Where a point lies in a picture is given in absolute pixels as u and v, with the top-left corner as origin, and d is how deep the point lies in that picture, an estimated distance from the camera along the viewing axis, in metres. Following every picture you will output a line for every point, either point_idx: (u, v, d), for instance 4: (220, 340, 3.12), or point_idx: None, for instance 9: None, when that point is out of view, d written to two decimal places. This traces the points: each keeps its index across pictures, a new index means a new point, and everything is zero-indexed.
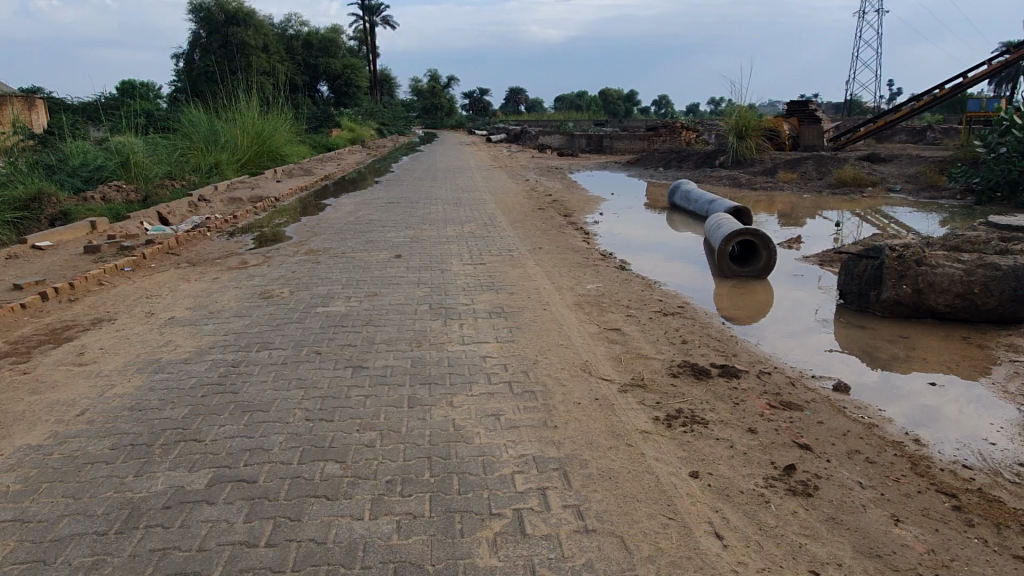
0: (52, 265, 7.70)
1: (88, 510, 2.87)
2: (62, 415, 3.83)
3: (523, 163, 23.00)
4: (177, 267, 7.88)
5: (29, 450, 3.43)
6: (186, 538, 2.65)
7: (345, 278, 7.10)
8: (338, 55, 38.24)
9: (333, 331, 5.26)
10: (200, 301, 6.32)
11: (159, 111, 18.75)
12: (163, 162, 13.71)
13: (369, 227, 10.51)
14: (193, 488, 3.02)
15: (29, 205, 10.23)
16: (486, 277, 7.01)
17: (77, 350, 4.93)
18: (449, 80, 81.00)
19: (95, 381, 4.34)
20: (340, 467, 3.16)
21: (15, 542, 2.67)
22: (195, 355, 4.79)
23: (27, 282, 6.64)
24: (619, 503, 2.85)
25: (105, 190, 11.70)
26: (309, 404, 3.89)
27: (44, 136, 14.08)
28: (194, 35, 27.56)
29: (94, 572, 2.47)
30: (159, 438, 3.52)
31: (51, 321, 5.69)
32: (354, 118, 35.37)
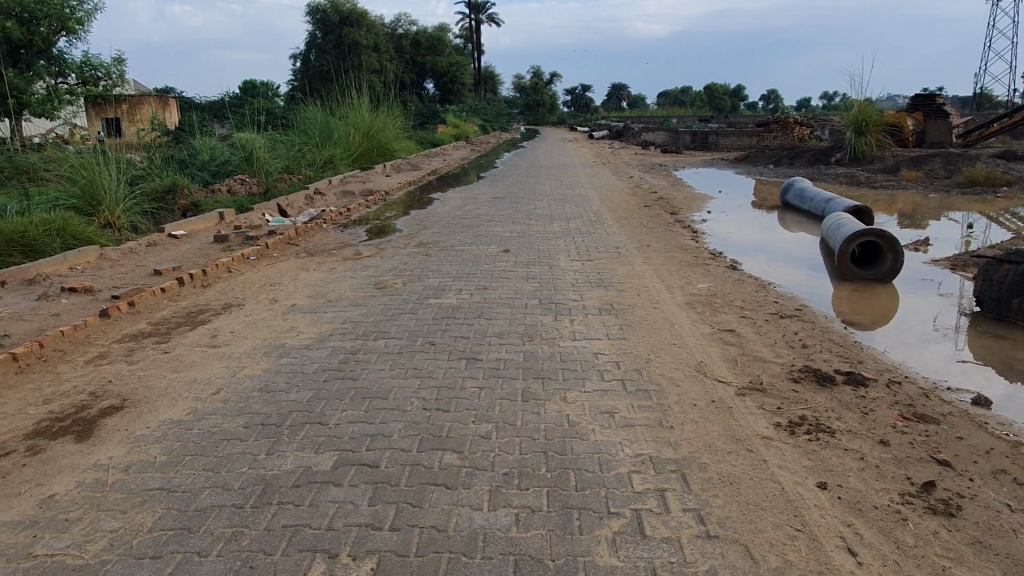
0: (185, 253, 8.24)
1: (226, 483, 3.06)
2: (200, 393, 4.10)
3: (627, 160, 22.68)
4: (297, 257, 8.27)
5: (172, 424, 3.69)
6: (315, 517, 2.77)
7: (454, 270, 7.22)
8: (443, 53, 39.00)
9: (445, 323, 5.36)
10: (318, 290, 6.59)
11: (279, 108, 19.77)
12: (283, 157, 14.46)
13: (475, 222, 10.66)
14: (320, 469, 3.15)
15: (165, 197, 11.07)
16: (594, 274, 6.97)
17: (211, 333, 5.26)
18: (552, 76, 80.68)
19: (228, 362, 4.62)
20: (458, 457, 3.22)
21: (163, 509, 2.87)
22: (316, 342, 5.01)
23: (165, 268, 7.12)
24: (742, 510, 2.77)
25: (231, 184, 12.44)
26: (426, 394, 3.99)
27: (178, 133, 15.11)
28: (311, 35, 28.77)
29: (234, 542, 2.62)
30: (287, 419, 3.70)
31: (187, 304, 6.10)
32: (459, 115, 36.03)
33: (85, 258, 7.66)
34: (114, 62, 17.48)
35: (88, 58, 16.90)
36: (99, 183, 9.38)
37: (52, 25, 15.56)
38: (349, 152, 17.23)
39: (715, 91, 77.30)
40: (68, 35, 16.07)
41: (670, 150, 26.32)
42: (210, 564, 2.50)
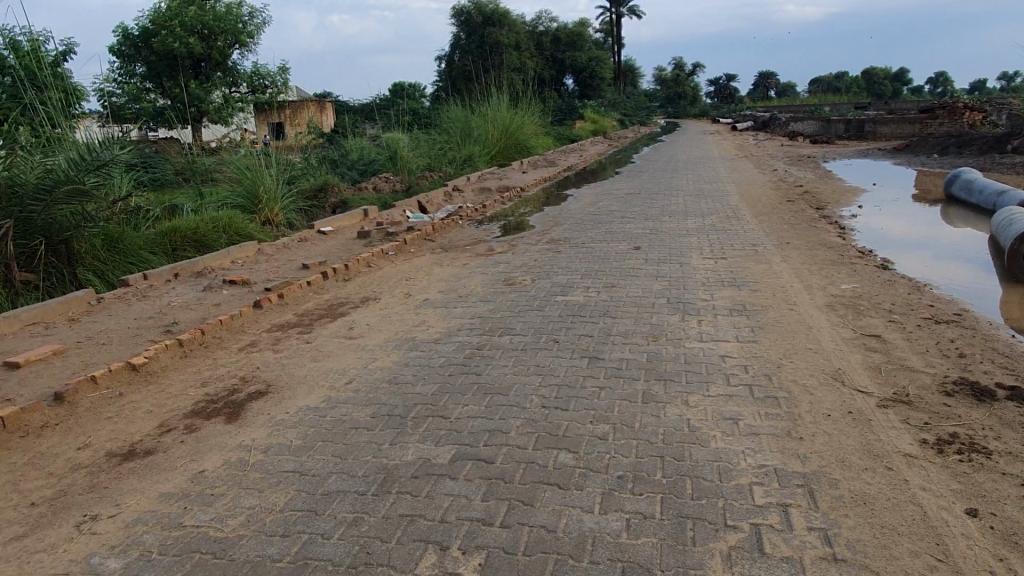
0: (331, 248, 8.74)
1: (351, 470, 3.19)
2: (334, 382, 4.33)
3: (772, 152, 21.61)
4: (432, 253, 8.56)
5: (308, 410, 3.90)
6: (430, 508, 2.83)
7: (583, 268, 7.19)
8: (584, 48, 38.83)
9: (571, 321, 5.34)
10: (450, 285, 6.78)
11: (423, 108, 20.52)
12: (424, 156, 15.01)
13: (608, 218, 10.57)
14: (438, 462, 3.22)
15: (316, 195, 11.81)
16: (729, 272, 6.70)
17: (348, 325, 5.55)
18: (693, 67, 78.38)
19: (362, 354, 4.86)
20: (573, 458, 3.20)
21: (295, 490, 3.03)
22: (444, 337, 5.15)
23: (312, 262, 7.58)
24: (876, 533, 2.55)
25: (376, 182, 13.06)
26: (546, 392, 3.99)
27: (330, 134, 16.06)
28: (455, 36, 29.58)
29: (354, 526, 2.73)
30: (412, 411, 3.82)
31: (329, 297, 6.47)
32: (598, 110, 35.81)
33: (245, 252, 8.29)
34: (280, 71, 18.78)
35: (258, 69, 18.26)
36: (259, 182, 10.20)
37: (227, 39, 17.00)
38: (487, 149, 17.56)
39: (874, 75, 71.93)
40: (241, 48, 17.45)
41: (820, 141, 24.81)
42: (331, 546, 2.60)
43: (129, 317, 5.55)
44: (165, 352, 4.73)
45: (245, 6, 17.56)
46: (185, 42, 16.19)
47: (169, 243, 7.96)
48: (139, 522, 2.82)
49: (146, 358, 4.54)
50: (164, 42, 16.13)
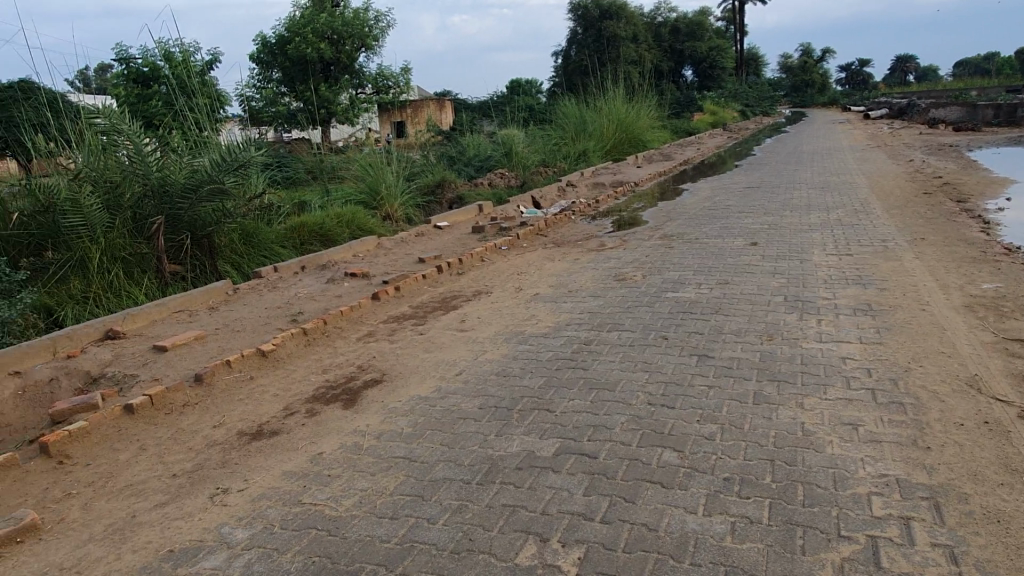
0: (446, 242, 8.98)
1: (457, 458, 3.27)
2: (445, 373, 4.46)
3: (909, 141, 20.18)
4: (544, 247, 8.61)
5: (420, 399, 4.04)
6: (532, 500, 2.86)
7: (697, 264, 7.01)
8: (704, 38, 37.69)
9: (681, 318, 5.23)
10: (560, 280, 6.81)
11: (539, 104, 20.65)
12: (538, 152, 15.12)
13: (725, 213, 10.25)
14: (542, 454, 3.25)
15: (434, 191, 12.17)
16: (854, 270, 6.34)
17: (460, 318, 5.69)
18: (823, 53, 74.47)
19: (472, 346, 4.97)
20: (678, 457, 3.14)
21: (404, 475, 3.15)
22: (553, 331, 5.18)
23: (428, 256, 7.81)
24: (1010, 555, 2.36)
25: (492, 178, 13.29)
26: (652, 389, 3.94)
27: (448, 132, 16.50)
28: (571, 31, 29.52)
29: (459, 513, 2.80)
30: (518, 404, 3.87)
31: (442, 291, 6.65)
32: (719, 101, 34.72)
33: (365, 246, 8.66)
34: (402, 72, 19.50)
35: (382, 70, 19.04)
36: (380, 179, 10.64)
37: (355, 43, 17.90)
38: (603, 143, 17.42)
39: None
40: (367, 51, 18.26)
41: (964, 128, 22.92)
42: (437, 531, 2.67)
43: (260, 306, 5.95)
44: (291, 340, 5.04)
45: (371, 11, 18.37)
46: (317, 47, 17.11)
47: (298, 238, 8.46)
48: (263, 498, 3.02)
49: (274, 345, 4.85)
50: (298, 48, 17.14)
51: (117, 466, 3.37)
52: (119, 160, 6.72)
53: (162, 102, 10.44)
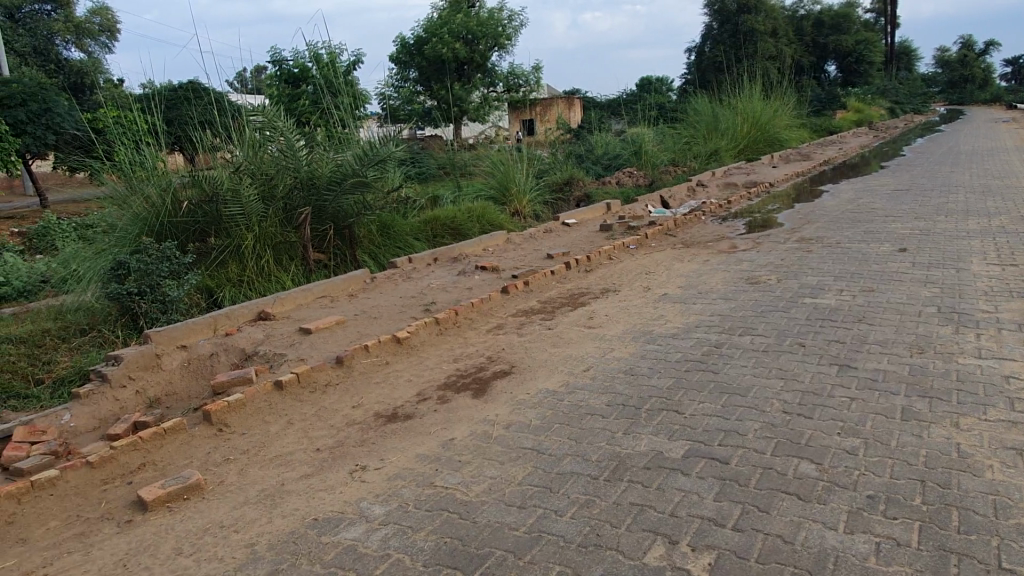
0: (574, 239, 9.01)
1: (585, 454, 3.28)
2: (573, 368, 4.49)
3: None
4: (673, 247, 8.45)
5: (548, 392, 4.09)
6: (661, 501, 2.83)
7: (838, 269, 6.66)
8: (850, 31, 35.55)
9: (820, 324, 4.99)
10: (690, 281, 6.66)
11: (670, 102, 20.24)
12: (669, 150, 14.84)
13: (870, 217, 9.66)
14: (671, 455, 3.20)
15: (563, 188, 12.23)
16: (1020, 282, 5.79)
17: (587, 315, 5.69)
18: (986, 45, 68.42)
19: (600, 343, 4.96)
20: (817, 469, 3.01)
21: (532, 466, 3.20)
22: (682, 332, 5.08)
23: (556, 253, 7.85)
24: None
25: (620, 176, 13.19)
26: (788, 397, 3.78)
27: (578, 130, 16.52)
28: (706, 27, 28.63)
29: (587, 507, 2.81)
30: (646, 403, 3.83)
31: (571, 287, 6.68)
32: (865, 98, 32.66)
33: (495, 240, 8.84)
34: (533, 70, 19.71)
35: (514, 69, 19.33)
36: (511, 176, 10.82)
37: (488, 42, 18.27)
38: (736, 142, 16.84)
39: None
40: (500, 50, 18.61)
41: None
42: (564, 524, 2.70)
43: (396, 295, 6.22)
44: (424, 328, 5.23)
45: (504, 10, 18.71)
46: (452, 47, 17.62)
47: (431, 230, 8.77)
48: (398, 477, 3.16)
49: (409, 332, 5.05)
50: (434, 48, 17.71)
51: (269, 437, 3.64)
52: (274, 153, 7.22)
53: (311, 101, 11.10)
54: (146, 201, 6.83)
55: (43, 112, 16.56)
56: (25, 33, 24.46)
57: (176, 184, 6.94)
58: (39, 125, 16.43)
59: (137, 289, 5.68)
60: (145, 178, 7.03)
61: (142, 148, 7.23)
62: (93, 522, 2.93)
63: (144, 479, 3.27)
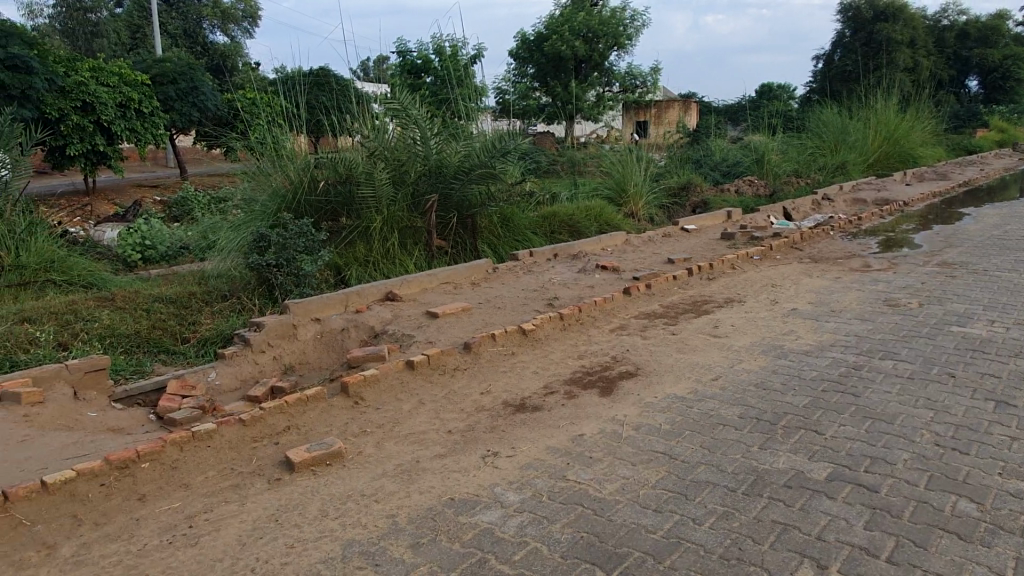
0: (695, 246, 8.81)
1: (720, 465, 3.19)
2: (701, 376, 4.38)
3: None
4: (801, 262, 8.12)
5: (677, 398, 4.01)
6: (805, 522, 2.71)
7: (988, 299, 6.19)
8: (999, 44, 32.94)
9: (971, 356, 4.66)
10: (821, 298, 6.37)
11: (794, 111, 19.45)
12: (792, 161, 14.28)
13: (1020, 245, 8.93)
14: (813, 476, 3.07)
15: (680, 193, 12.01)
16: None
17: (713, 323, 5.55)
18: None
19: (728, 354, 4.82)
20: (977, 509, 2.81)
21: (665, 471, 3.14)
22: (816, 350, 4.87)
23: (678, 258, 7.69)
24: None
25: (740, 184, 12.78)
26: (940, 429, 3.54)
27: (696, 134, 16.16)
28: (838, 34, 27.25)
29: (726, 519, 2.74)
30: (782, 420, 3.69)
31: (693, 294, 6.53)
32: (1010, 117, 30.23)
33: (613, 241, 8.77)
34: (653, 71, 19.44)
35: (632, 69, 19.10)
36: (629, 177, 10.70)
37: (609, 42, 18.14)
38: (866, 156, 15.98)
39: None
40: (619, 49, 18.40)
41: None
42: (703, 533, 2.64)
43: (518, 287, 6.27)
44: (549, 323, 5.23)
45: (627, 10, 18.48)
46: (572, 45, 17.63)
47: (549, 227, 8.78)
48: (530, 467, 3.18)
49: (534, 325, 5.08)
50: (554, 46, 17.76)
51: (403, 415, 3.75)
52: (405, 141, 7.42)
53: (432, 91, 11.33)
54: (283, 178, 7.14)
55: (191, 90, 17.74)
56: (178, 17, 26.47)
57: (312, 164, 7.22)
58: (186, 103, 17.64)
59: (276, 261, 5.97)
60: (282, 157, 7.33)
61: (278, 128, 7.55)
62: (246, 476, 3.11)
63: (289, 441, 3.44)
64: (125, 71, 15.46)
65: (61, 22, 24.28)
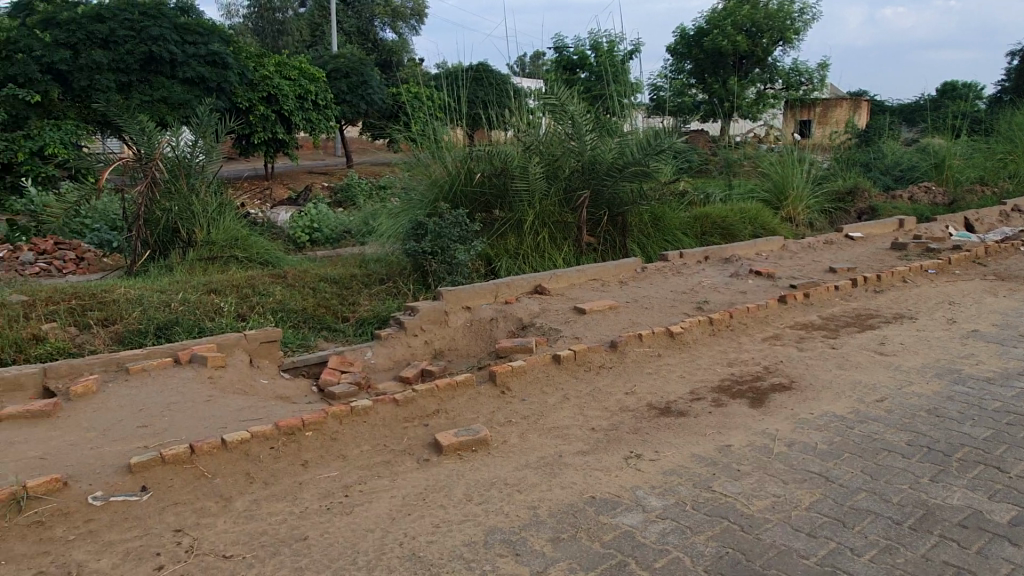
0: (860, 255, 8.21)
1: (884, 494, 2.96)
2: (863, 396, 4.08)
3: None
4: (984, 279, 7.34)
5: (835, 418, 3.75)
6: (983, 568, 2.46)
7: None
8: None
9: None
10: (1007, 321, 5.73)
11: (983, 112, 17.61)
12: (977, 167, 12.95)
13: None
14: (994, 519, 2.77)
15: (845, 198, 11.25)
16: None
17: (879, 340, 5.15)
18: None
19: (895, 374, 4.46)
20: None
21: (821, 494, 2.96)
22: (1000, 378, 4.39)
23: (841, 267, 7.20)
24: None
25: (914, 191, 11.75)
26: None
27: (866, 134, 15.06)
28: None
29: (889, 554, 2.54)
30: (958, 452, 3.36)
31: (856, 307, 6.09)
32: None
33: (770, 246, 8.36)
34: (821, 67, 18.33)
35: (798, 65, 18.09)
36: (789, 179, 10.15)
37: (774, 36, 17.30)
38: None
39: None
40: (785, 44, 17.49)
41: None
42: (862, 565, 2.47)
43: (667, 288, 6.13)
44: (698, 326, 5.08)
45: (796, 3, 17.53)
46: (734, 40, 17.00)
47: (701, 228, 8.52)
48: (674, 473, 3.11)
49: (683, 328, 4.95)
50: (715, 41, 17.18)
51: (547, 408, 3.79)
52: (560, 136, 7.48)
53: (587, 88, 11.31)
54: (441, 170, 7.40)
55: (361, 84, 18.83)
56: (353, 16, 28.19)
57: (468, 157, 7.44)
58: (356, 96, 18.76)
59: (432, 250, 6.22)
60: (440, 149, 7.61)
61: (437, 121, 7.83)
62: (398, 454, 3.27)
63: (438, 424, 3.58)
64: (305, 65, 16.68)
65: (253, 22, 26.58)
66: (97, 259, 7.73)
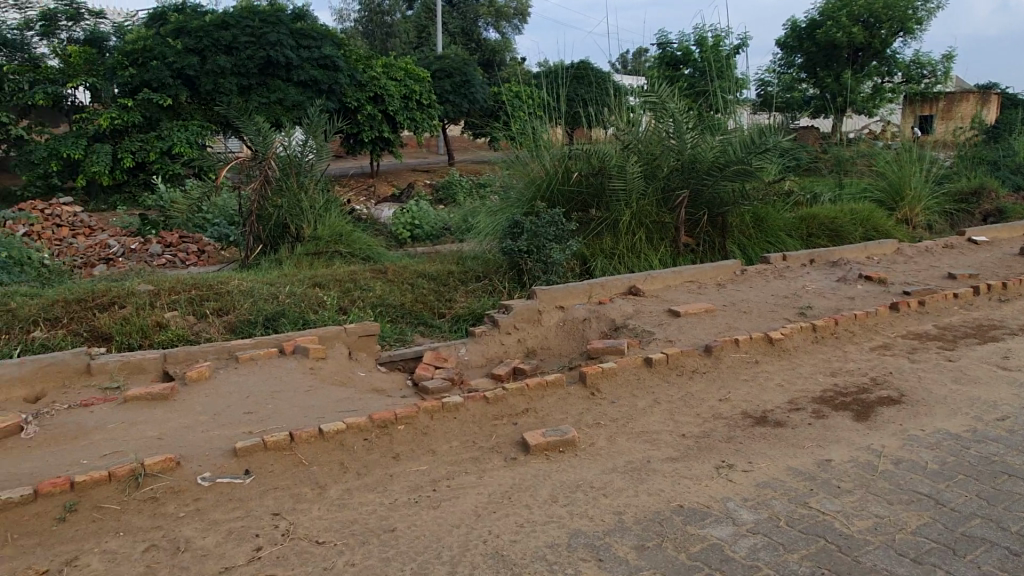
0: (984, 261, 7.63)
1: (1001, 522, 2.74)
2: (982, 413, 3.79)
3: None
4: None
5: (949, 436, 3.51)
6: None
7: None
8: None
9: None
10: None
11: None
12: None
13: None
14: None
15: (970, 199, 10.48)
16: None
17: (1002, 353, 4.77)
18: None
19: (1019, 391, 4.12)
20: None
21: (929, 517, 2.77)
22: None
23: (962, 273, 6.72)
24: None
25: None
26: None
27: (996, 129, 13.96)
28: None
29: None
30: None
31: (978, 317, 5.66)
32: None
33: (882, 249, 7.90)
34: (946, 59, 17.14)
35: (920, 57, 17.00)
36: (907, 179, 9.55)
37: (894, 27, 16.32)
38: None
39: None
40: (906, 35, 16.49)
41: None
42: None
43: (768, 292, 5.91)
44: (800, 333, 4.87)
45: None
46: (849, 32, 16.15)
47: (807, 229, 8.16)
48: (767, 486, 3.00)
49: (783, 334, 4.75)
50: (828, 33, 16.37)
51: (637, 412, 3.73)
52: (660, 134, 7.34)
53: (690, 85, 11.04)
54: (538, 168, 7.41)
55: (463, 83, 19.14)
56: (458, 17, 28.71)
57: (566, 156, 7.42)
58: (459, 95, 19.09)
59: (527, 249, 6.25)
60: (539, 148, 7.62)
61: (536, 120, 7.85)
62: (486, 452, 3.31)
63: (526, 423, 3.59)
64: (411, 66, 17.12)
65: (364, 25, 27.52)
66: (216, 252, 8.25)
